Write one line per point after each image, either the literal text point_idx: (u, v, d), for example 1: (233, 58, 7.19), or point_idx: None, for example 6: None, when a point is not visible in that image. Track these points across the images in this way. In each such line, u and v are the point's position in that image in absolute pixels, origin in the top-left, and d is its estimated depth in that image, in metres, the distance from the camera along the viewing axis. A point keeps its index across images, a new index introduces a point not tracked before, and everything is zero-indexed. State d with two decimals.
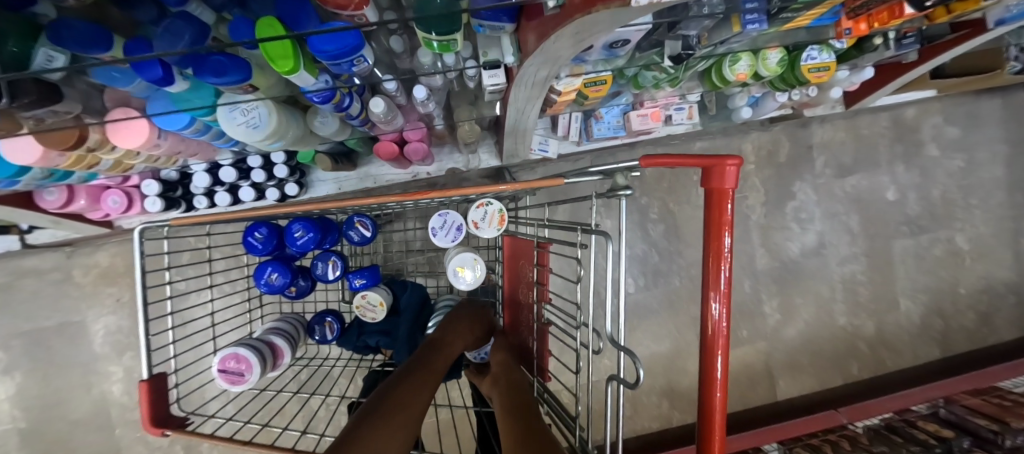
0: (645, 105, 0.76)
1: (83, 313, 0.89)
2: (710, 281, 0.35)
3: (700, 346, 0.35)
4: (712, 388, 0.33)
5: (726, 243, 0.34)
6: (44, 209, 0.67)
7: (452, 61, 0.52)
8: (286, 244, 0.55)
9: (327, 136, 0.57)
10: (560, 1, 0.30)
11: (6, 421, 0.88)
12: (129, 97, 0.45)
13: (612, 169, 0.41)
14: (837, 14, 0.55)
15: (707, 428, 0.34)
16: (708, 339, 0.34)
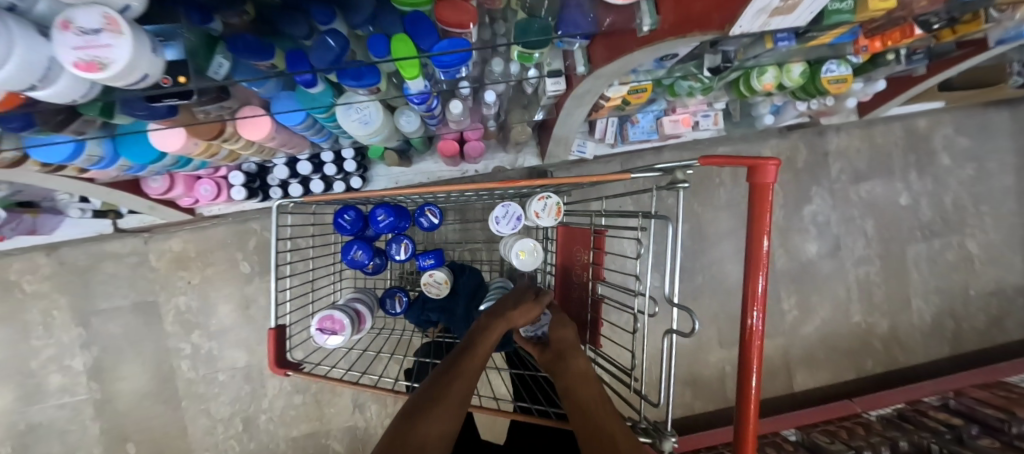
0: (677, 111, 0.84)
1: (157, 294, 0.97)
2: (749, 284, 0.36)
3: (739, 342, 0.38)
4: (747, 394, 0.36)
5: (765, 245, 0.36)
6: (145, 194, 0.76)
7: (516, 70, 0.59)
8: (369, 226, 0.62)
9: (408, 133, 0.64)
10: (656, 24, 0.40)
11: (82, 392, 0.96)
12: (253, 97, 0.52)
13: (672, 167, 0.41)
14: (856, 34, 0.62)
15: (743, 418, 0.37)
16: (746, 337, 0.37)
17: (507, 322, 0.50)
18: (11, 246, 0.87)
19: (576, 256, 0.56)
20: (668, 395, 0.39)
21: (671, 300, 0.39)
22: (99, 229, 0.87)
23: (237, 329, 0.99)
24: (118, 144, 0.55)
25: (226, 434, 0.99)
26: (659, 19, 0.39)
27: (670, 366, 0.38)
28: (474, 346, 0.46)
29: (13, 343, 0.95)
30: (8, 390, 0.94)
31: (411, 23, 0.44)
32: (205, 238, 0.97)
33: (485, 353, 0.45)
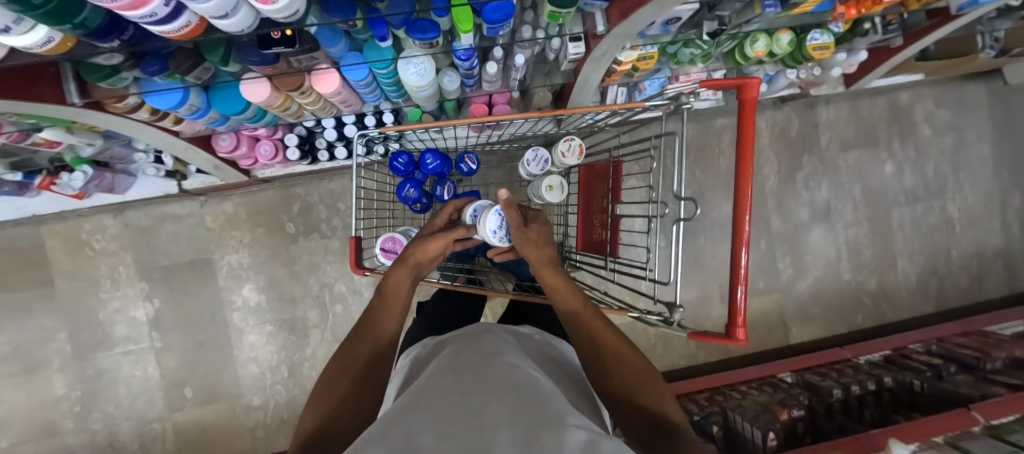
0: (680, 80, 0.94)
1: (211, 252, 1.08)
2: (741, 185, 0.46)
3: (732, 233, 0.47)
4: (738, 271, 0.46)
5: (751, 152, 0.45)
6: (214, 153, 0.86)
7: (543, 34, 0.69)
8: (418, 169, 0.72)
9: (449, 91, 0.74)
10: None
11: (145, 340, 1.07)
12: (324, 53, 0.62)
13: (678, 92, 0.51)
14: (834, 2, 0.72)
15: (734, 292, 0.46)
16: (738, 226, 0.46)
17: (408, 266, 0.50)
18: (88, 205, 0.97)
19: (597, 186, 0.66)
20: (677, 275, 0.49)
21: (678, 197, 0.48)
22: (165, 189, 0.97)
23: (283, 283, 1.10)
24: (211, 96, 0.65)
25: (274, 379, 1.09)
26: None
27: (678, 247, 0.49)
28: (378, 301, 0.47)
29: (84, 296, 1.05)
30: (79, 338, 1.05)
31: None
32: (255, 201, 1.08)
33: (398, 305, 0.47)
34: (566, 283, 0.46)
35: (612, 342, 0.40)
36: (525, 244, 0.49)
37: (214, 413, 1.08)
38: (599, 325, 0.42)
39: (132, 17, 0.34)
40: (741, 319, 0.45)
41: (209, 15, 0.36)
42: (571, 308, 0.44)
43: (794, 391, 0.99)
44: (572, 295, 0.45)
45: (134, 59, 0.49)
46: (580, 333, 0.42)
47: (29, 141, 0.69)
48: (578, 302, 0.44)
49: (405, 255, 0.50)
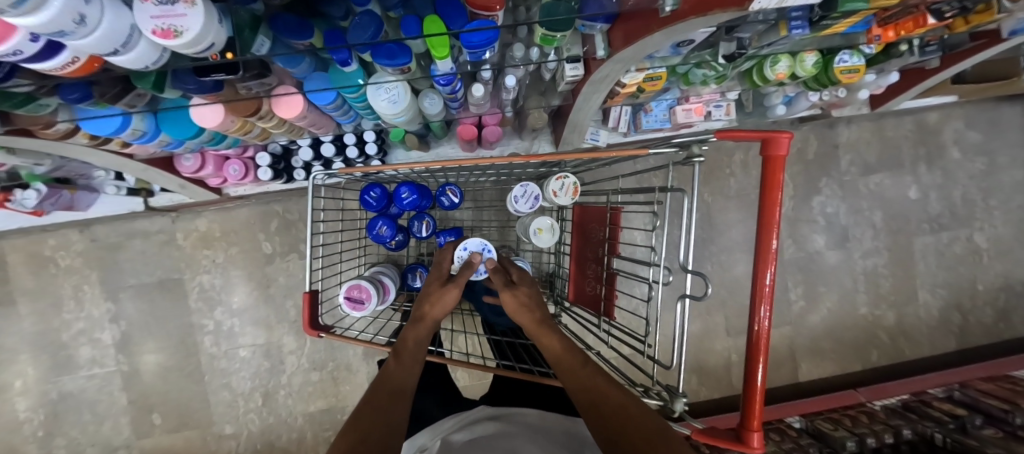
0: (690, 101, 0.86)
1: (182, 272, 1.01)
2: (762, 253, 0.38)
3: (748, 305, 0.39)
4: (757, 351, 0.38)
5: (777, 216, 0.37)
6: (178, 172, 0.79)
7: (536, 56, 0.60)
8: (393, 203, 0.64)
9: (431, 115, 0.67)
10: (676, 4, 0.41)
11: (112, 364, 1.01)
12: (286, 76, 0.55)
13: (688, 141, 0.42)
14: (868, 23, 0.63)
15: (751, 374, 0.39)
16: (757, 298, 0.38)
17: (423, 325, 0.47)
18: (47, 222, 0.91)
19: (591, 232, 0.58)
20: (681, 361, 0.42)
21: (685, 267, 0.41)
22: (130, 206, 0.91)
23: (258, 306, 1.03)
24: (160, 119, 0.59)
25: (247, 407, 1.03)
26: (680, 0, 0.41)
27: (681, 328, 0.41)
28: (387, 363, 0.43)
29: (46, 315, 0.99)
30: (41, 360, 0.99)
31: (443, 5, 0.46)
32: (230, 219, 1.02)
33: (411, 359, 0.44)
34: (564, 346, 0.43)
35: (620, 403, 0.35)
36: (517, 310, 0.49)
37: (183, 442, 1.02)
38: (602, 384, 0.37)
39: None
40: (757, 420, 0.38)
41: (93, 52, 0.29)
42: (571, 370, 0.40)
43: (803, 441, 0.92)
44: (573, 356, 0.41)
45: (50, 88, 0.42)
46: (581, 395, 0.38)
47: None
48: (580, 365, 0.40)
49: (423, 314, 0.48)
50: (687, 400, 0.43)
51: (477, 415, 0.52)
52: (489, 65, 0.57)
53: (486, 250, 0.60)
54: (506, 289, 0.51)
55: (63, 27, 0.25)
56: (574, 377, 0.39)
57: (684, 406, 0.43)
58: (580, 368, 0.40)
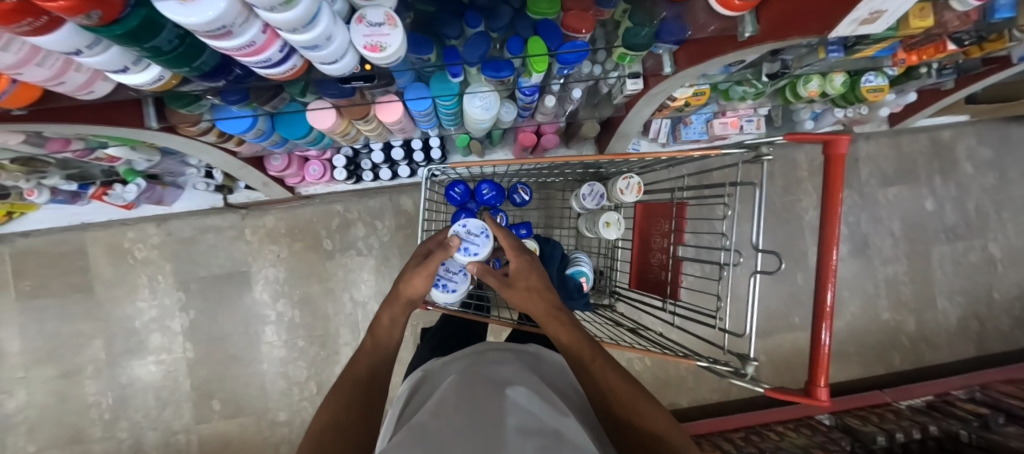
0: (727, 115, 0.95)
1: (250, 265, 1.10)
2: (827, 240, 0.45)
3: (814, 284, 0.46)
4: (823, 321, 0.45)
5: (841, 204, 0.45)
6: (265, 170, 0.88)
7: (598, 72, 0.68)
8: (474, 199, 0.72)
9: (506, 122, 0.75)
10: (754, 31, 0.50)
11: (178, 350, 1.08)
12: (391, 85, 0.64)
13: (758, 142, 0.50)
14: (896, 48, 0.71)
15: (817, 342, 0.46)
16: (822, 276, 0.45)
17: (404, 305, 0.53)
18: (135, 215, 1.00)
19: (656, 224, 0.65)
20: (752, 328, 0.49)
21: (756, 247, 0.48)
22: (211, 202, 1.00)
23: (316, 299, 1.11)
24: (277, 121, 0.67)
25: (301, 395, 1.09)
26: (757, 26, 0.49)
27: (753, 300, 0.49)
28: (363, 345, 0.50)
29: (122, 303, 1.07)
30: (113, 345, 1.06)
31: (544, 28, 0.55)
32: (295, 217, 1.11)
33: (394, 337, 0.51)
34: (571, 338, 0.48)
35: (626, 397, 0.42)
36: (521, 298, 0.53)
37: (239, 427, 1.07)
38: (614, 383, 0.43)
39: (248, 62, 0.36)
40: (824, 379, 0.44)
41: (318, 62, 0.37)
42: (583, 360, 0.45)
43: (835, 435, 0.97)
44: (584, 347, 0.46)
45: (217, 92, 0.51)
46: (592, 388, 0.44)
47: (93, 156, 0.73)
48: (591, 357, 0.45)
49: (399, 294, 0.53)
50: (757, 364, 0.49)
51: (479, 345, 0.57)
52: (563, 79, 0.65)
53: (483, 235, 0.58)
54: (507, 288, 0.54)
55: (319, 41, 0.33)
56: (586, 373, 0.45)
57: (755, 370, 0.50)
58: (590, 362, 0.45)
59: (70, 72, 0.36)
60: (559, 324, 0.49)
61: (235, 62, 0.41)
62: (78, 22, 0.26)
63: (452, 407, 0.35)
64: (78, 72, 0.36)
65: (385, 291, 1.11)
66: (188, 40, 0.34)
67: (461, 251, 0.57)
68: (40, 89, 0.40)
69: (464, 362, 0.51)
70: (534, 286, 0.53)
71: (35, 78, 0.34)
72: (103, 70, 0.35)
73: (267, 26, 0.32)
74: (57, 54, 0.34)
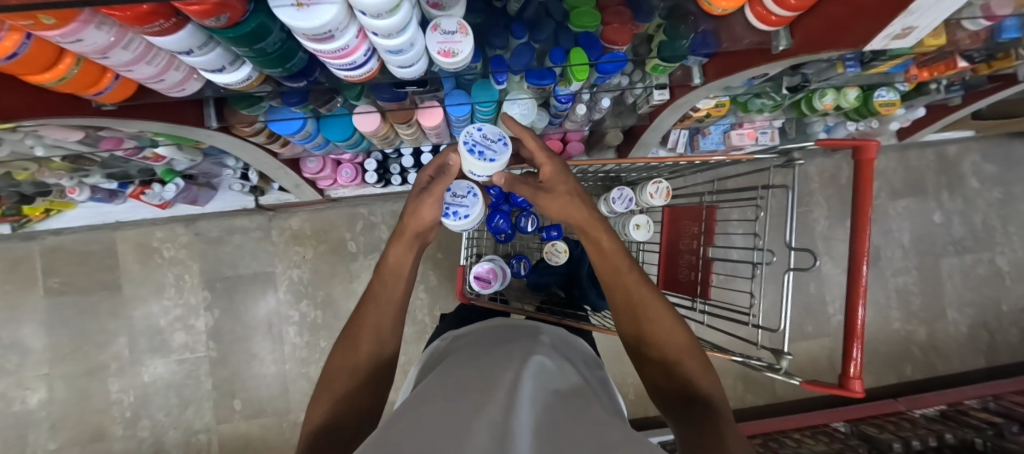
0: (744, 126, 0.99)
1: (275, 266, 1.13)
2: (858, 243, 0.49)
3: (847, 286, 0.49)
4: (855, 319, 0.48)
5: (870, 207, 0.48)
6: (300, 172, 0.91)
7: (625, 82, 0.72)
8: (508, 201, 0.75)
9: (538, 128, 0.81)
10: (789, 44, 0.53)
11: (201, 349, 1.10)
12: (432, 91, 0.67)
13: (790, 148, 0.54)
14: (909, 65, 0.76)
15: (849, 339, 0.49)
16: (854, 277, 0.49)
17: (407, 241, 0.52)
18: (166, 214, 1.03)
19: (684, 227, 0.69)
20: (786, 323, 0.53)
21: (791, 247, 0.52)
22: (243, 203, 1.03)
23: (339, 301, 1.13)
24: (322, 124, 0.70)
25: None
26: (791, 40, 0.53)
27: (787, 297, 0.52)
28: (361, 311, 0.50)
29: (148, 301, 1.09)
30: (138, 343, 1.08)
31: (584, 39, 0.59)
32: (321, 219, 1.14)
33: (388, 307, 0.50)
34: (610, 247, 0.47)
35: (656, 311, 0.45)
36: (558, 204, 0.48)
37: (260, 428, 1.09)
38: (649, 298, 0.46)
39: (335, 64, 0.40)
40: (856, 372, 0.48)
41: (396, 65, 0.42)
42: (620, 271, 0.46)
43: (852, 441, 0.98)
44: (621, 257, 0.47)
45: (279, 94, 0.54)
46: (623, 299, 0.46)
47: (141, 155, 0.76)
48: (627, 271, 0.46)
49: (402, 229, 0.53)
50: (791, 359, 0.53)
51: (491, 323, 0.59)
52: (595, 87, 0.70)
53: (500, 142, 0.53)
54: (545, 193, 0.48)
55: (404, 46, 0.38)
56: (621, 288, 0.46)
57: (788, 363, 0.53)
58: (626, 272, 0.46)
59: (171, 71, 0.40)
60: (602, 232, 0.48)
61: (317, 66, 0.45)
62: (205, 24, 0.31)
63: (471, 371, 0.39)
64: (177, 71, 0.40)
65: None
66: (290, 42, 0.38)
67: (473, 152, 0.51)
68: (136, 85, 0.44)
69: (480, 333, 0.55)
70: (576, 191, 0.49)
71: (141, 75, 0.38)
72: (203, 69, 0.39)
73: (361, 31, 0.36)
74: (163, 53, 0.38)
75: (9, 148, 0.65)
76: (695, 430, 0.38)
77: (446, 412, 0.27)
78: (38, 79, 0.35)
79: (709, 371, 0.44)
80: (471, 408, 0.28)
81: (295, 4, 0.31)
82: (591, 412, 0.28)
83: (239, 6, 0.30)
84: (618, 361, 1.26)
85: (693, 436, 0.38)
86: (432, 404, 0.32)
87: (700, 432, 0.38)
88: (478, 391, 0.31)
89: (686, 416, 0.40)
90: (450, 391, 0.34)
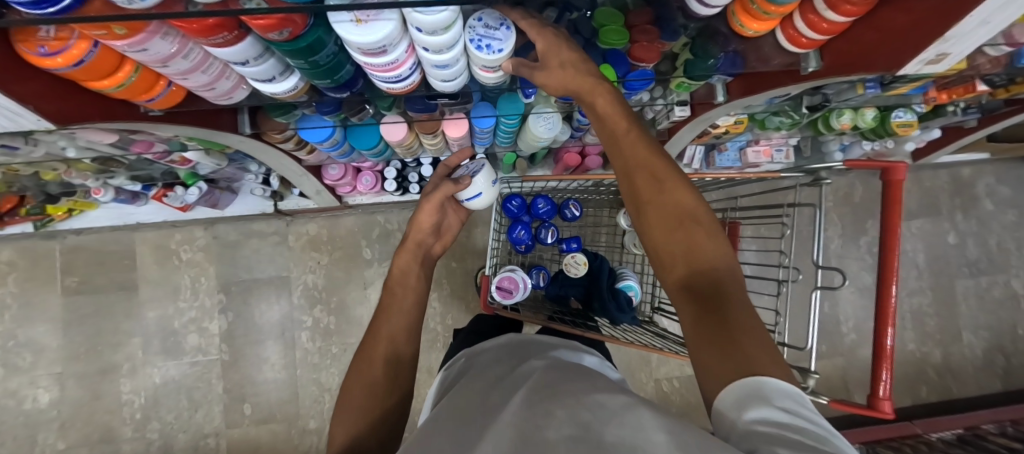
0: (760, 143, 1.00)
1: (290, 271, 1.14)
2: (887, 262, 0.48)
3: (876, 305, 0.49)
4: (884, 339, 0.48)
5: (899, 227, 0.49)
6: (321, 179, 0.92)
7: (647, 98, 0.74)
8: (529, 212, 0.77)
9: (560, 140, 0.82)
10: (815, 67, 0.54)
11: (214, 353, 1.10)
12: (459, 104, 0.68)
13: (817, 168, 0.55)
14: (928, 87, 0.77)
15: (878, 361, 0.48)
16: (883, 297, 0.48)
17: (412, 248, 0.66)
18: (186, 217, 1.04)
19: None
20: (813, 341, 0.52)
21: (817, 265, 0.52)
22: (261, 208, 1.04)
23: (352, 308, 1.14)
24: (349, 133, 0.71)
25: (332, 403, 1.11)
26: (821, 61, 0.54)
27: (814, 315, 0.52)
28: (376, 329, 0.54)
29: (163, 303, 1.10)
30: (151, 345, 1.09)
31: (614, 56, 0.59)
32: (338, 226, 1.15)
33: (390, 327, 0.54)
34: (612, 106, 0.42)
35: (656, 172, 0.40)
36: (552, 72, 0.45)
37: (269, 433, 1.09)
38: (647, 155, 0.40)
39: (382, 77, 0.41)
40: (886, 391, 0.47)
41: (439, 79, 0.42)
42: (616, 132, 0.42)
43: None
44: (620, 119, 0.42)
45: (314, 103, 0.55)
46: (622, 163, 0.42)
47: (169, 158, 0.78)
48: (625, 131, 0.42)
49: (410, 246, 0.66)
50: (817, 378, 0.52)
51: (507, 338, 0.59)
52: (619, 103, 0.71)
53: (503, 27, 0.38)
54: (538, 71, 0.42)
55: (451, 61, 0.39)
56: (620, 156, 0.42)
57: (814, 383, 0.52)
58: (623, 133, 0.42)
59: (223, 79, 0.40)
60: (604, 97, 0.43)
61: (362, 77, 0.46)
62: (268, 38, 0.32)
63: (476, 392, 0.39)
64: (228, 79, 0.41)
65: None
66: (341, 56, 0.39)
67: (480, 51, 0.38)
68: (185, 93, 0.45)
69: (496, 350, 0.54)
70: (570, 60, 0.41)
71: (194, 83, 0.39)
72: (255, 79, 0.40)
73: (411, 45, 0.37)
74: (217, 62, 0.39)
75: (44, 150, 0.66)
76: (698, 306, 0.31)
77: (449, 442, 0.27)
78: (98, 86, 0.36)
79: (724, 246, 0.36)
80: (474, 435, 0.27)
81: (353, 19, 0.32)
82: (591, 403, 0.27)
83: (301, 20, 0.31)
84: (629, 376, 1.25)
85: (694, 312, 0.31)
86: (442, 429, 0.31)
87: (705, 310, 0.31)
88: (481, 414, 0.32)
89: (687, 289, 0.33)
90: (457, 416, 0.34)
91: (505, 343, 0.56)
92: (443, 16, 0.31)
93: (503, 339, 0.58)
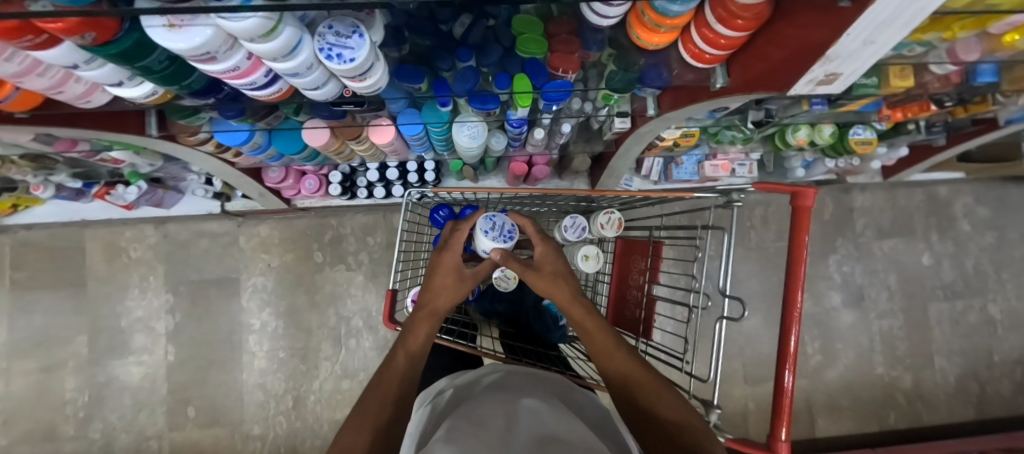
0: (717, 158, 0.97)
1: (240, 272, 1.12)
2: (794, 276, 0.46)
3: (780, 321, 0.46)
4: (787, 357, 0.45)
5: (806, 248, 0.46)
6: (262, 182, 0.90)
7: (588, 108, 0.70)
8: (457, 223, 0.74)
9: (496, 150, 0.79)
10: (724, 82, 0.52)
11: (160, 353, 1.09)
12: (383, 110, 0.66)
13: (729, 189, 0.52)
14: (880, 105, 0.73)
15: (779, 395, 0.45)
16: (789, 315, 0.45)
17: (429, 320, 0.46)
18: (133, 216, 1.03)
19: (634, 262, 0.67)
20: (715, 374, 0.49)
21: (724, 292, 0.49)
22: (208, 209, 1.03)
23: (301, 312, 1.13)
24: (272, 136, 0.70)
25: (277, 409, 1.09)
26: (729, 78, 0.52)
27: (718, 344, 0.49)
28: None
29: (112, 301, 1.10)
30: (97, 343, 1.08)
31: (531, 65, 0.56)
32: (291, 228, 1.14)
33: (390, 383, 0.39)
34: (598, 323, 0.45)
35: (644, 381, 0.40)
36: (544, 282, 0.49)
37: (212, 437, 1.07)
38: (634, 366, 0.41)
39: (235, 84, 0.39)
40: (786, 423, 0.44)
41: (302, 87, 0.41)
42: (601, 349, 0.43)
43: None
44: (607, 337, 0.44)
45: (214, 108, 0.53)
46: (612, 374, 0.42)
47: (97, 158, 0.76)
48: (612, 346, 0.43)
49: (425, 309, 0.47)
50: (720, 412, 0.49)
51: (495, 370, 0.52)
52: (551, 113, 0.67)
53: (355, 35, 0.36)
54: (532, 270, 0.49)
55: (300, 69, 0.37)
56: (610, 362, 0.42)
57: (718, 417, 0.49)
58: (612, 349, 0.42)
59: (71, 82, 0.39)
60: (585, 311, 0.46)
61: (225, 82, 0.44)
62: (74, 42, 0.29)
63: (461, 423, 0.32)
64: (78, 83, 0.40)
65: (371, 308, 1.13)
66: (178, 62, 0.37)
67: (330, 62, 0.36)
68: (43, 96, 0.43)
69: (489, 382, 0.47)
70: (560, 270, 0.50)
71: (36, 87, 0.37)
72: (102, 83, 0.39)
73: (253, 53, 0.35)
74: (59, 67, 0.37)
75: None
76: None
77: None
78: None
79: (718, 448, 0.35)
80: None
81: (167, 24, 0.30)
82: None
83: (113, 24, 0.29)
84: None
85: None
86: None
87: None
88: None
89: None
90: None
91: (496, 377, 0.49)
92: (255, 23, 0.29)
93: (500, 371, 0.51)
